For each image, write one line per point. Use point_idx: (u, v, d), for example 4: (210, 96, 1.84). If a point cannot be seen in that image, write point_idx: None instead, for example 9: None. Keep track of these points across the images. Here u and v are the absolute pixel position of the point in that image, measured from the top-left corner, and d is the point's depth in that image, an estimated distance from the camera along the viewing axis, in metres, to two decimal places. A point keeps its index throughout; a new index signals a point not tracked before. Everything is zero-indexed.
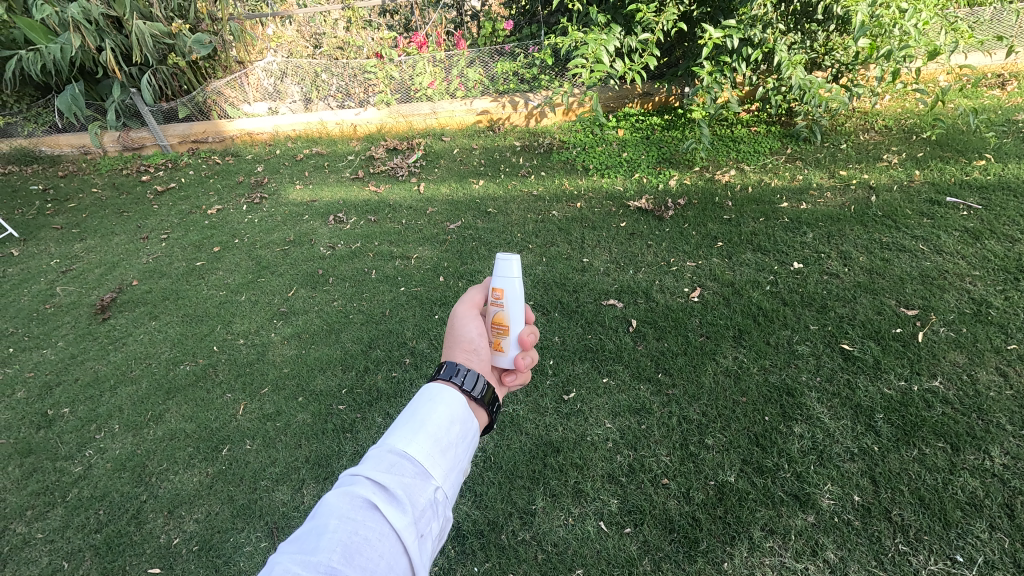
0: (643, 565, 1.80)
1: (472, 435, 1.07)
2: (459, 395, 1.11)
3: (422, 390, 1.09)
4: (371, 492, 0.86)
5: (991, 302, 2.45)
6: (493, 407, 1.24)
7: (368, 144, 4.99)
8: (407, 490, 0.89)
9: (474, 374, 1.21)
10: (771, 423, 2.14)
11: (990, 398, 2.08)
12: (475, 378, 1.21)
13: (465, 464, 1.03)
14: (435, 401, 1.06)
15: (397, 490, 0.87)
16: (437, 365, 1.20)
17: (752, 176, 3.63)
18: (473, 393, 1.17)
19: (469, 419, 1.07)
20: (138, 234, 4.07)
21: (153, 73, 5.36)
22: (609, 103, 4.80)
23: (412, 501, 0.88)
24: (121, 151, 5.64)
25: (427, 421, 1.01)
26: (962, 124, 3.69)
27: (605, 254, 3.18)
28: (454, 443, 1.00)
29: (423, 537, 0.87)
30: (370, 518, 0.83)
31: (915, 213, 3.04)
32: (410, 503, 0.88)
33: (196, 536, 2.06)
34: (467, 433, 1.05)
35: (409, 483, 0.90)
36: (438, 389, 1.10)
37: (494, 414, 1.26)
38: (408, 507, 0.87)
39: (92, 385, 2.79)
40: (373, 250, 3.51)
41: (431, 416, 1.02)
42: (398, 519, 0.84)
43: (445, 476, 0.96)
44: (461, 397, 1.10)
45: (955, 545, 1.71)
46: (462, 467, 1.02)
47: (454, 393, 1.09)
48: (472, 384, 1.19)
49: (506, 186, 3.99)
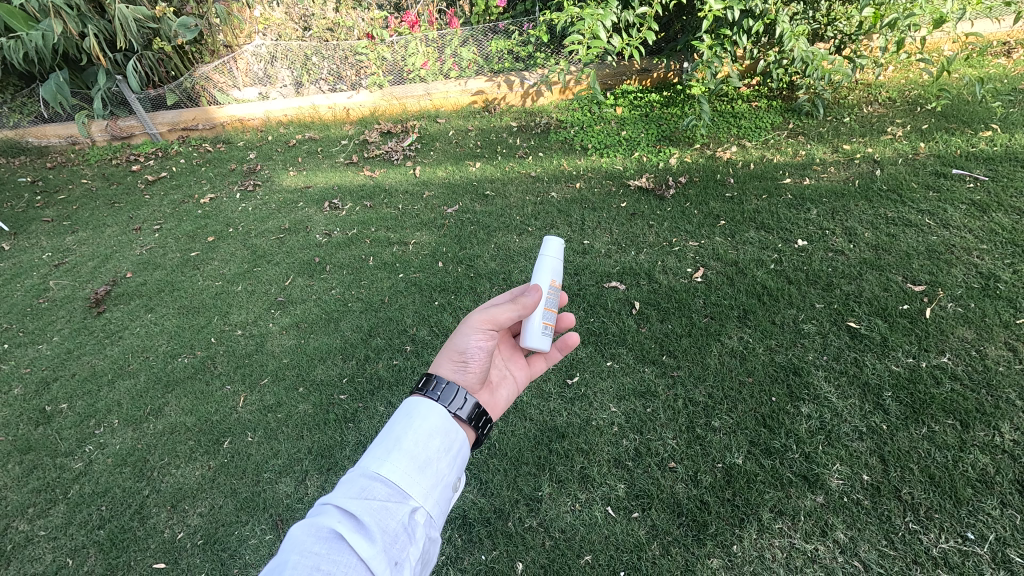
0: (652, 550, 1.79)
1: (457, 448, 1.07)
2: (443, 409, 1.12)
3: (402, 407, 1.10)
4: (337, 522, 0.86)
5: (999, 276, 2.41)
6: (478, 423, 1.26)
7: (362, 128, 4.89)
8: (377, 516, 0.88)
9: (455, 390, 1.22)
10: (778, 404, 2.12)
11: (1000, 373, 2.06)
12: (459, 394, 1.22)
13: (451, 478, 1.03)
14: (414, 418, 1.06)
15: (366, 518, 0.87)
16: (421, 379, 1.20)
17: (754, 152, 3.56)
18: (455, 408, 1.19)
19: (453, 431, 1.07)
20: (130, 225, 3.99)
21: (139, 59, 5.27)
22: (607, 80, 4.68)
23: (384, 527, 0.87)
24: (110, 142, 5.52)
25: (403, 440, 1.01)
26: (967, 95, 3.62)
27: (605, 235, 3.13)
28: (434, 459, 1.00)
29: (399, 562, 0.85)
30: (336, 549, 0.82)
31: (921, 186, 2.99)
32: (381, 530, 0.87)
33: (200, 530, 2.04)
34: (450, 447, 1.05)
35: (380, 508, 0.89)
36: (417, 405, 1.10)
37: (481, 429, 1.28)
38: (379, 534, 0.86)
39: (90, 380, 2.76)
40: (370, 237, 3.45)
41: (408, 435, 1.02)
42: (366, 548, 0.83)
43: (425, 494, 0.95)
44: (443, 411, 1.10)
45: (966, 522, 1.70)
46: (446, 482, 1.01)
47: (433, 407, 1.09)
48: (454, 400, 1.20)
49: (503, 167, 3.92)
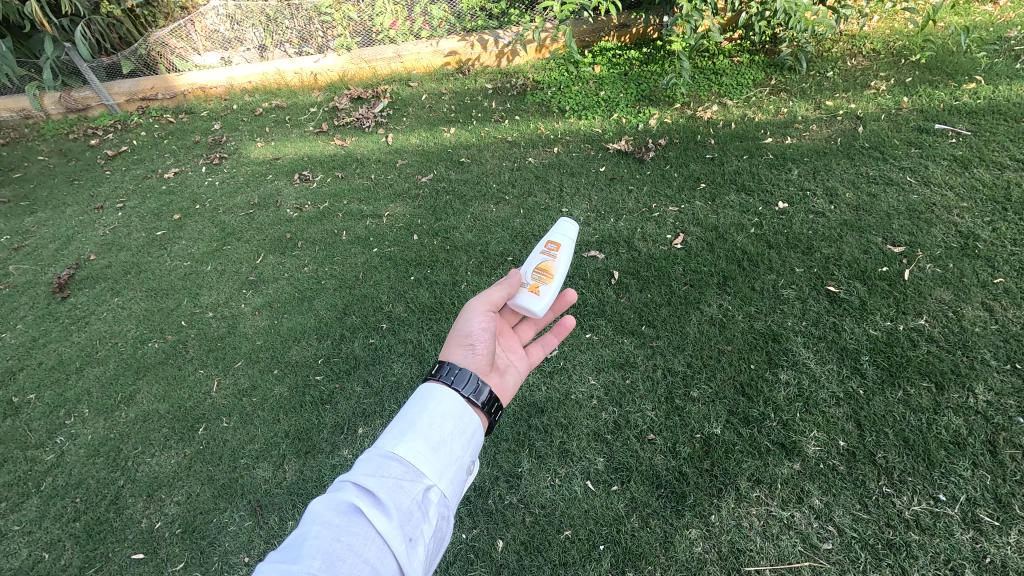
0: (631, 522, 1.80)
1: (472, 431, 1.10)
2: (458, 395, 1.15)
3: (416, 391, 1.14)
4: (355, 497, 0.91)
5: (979, 234, 2.39)
6: (490, 409, 1.24)
7: (330, 94, 4.67)
8: (392, 493, 0.92)
9: (468, 374, 1.23)
10: (756, 371, 2.11)
11: (976, 334, 2.06)
12: (473, 378, 1.23)
13: (466, 460, 1.05)
14: (427, 403, 1.09)
15: (381, 495, 0.91)
16: (435, 365, 1.23)
17: (735, 111, 3.46)
18: (469, 391, 1.19)
19: (466, 415, 1.10)
20: (91, 204, 3.82)
21: (87, 24, 4.89)
22: (585, 37, 4.46)
23: (399, 504, 0.91)
24: (65, 114, 5.17)
25: (418, 422, 1.05)
26: (952, 45, 3.53)
27: (584, 202, 3.05)
28: (447, 439, 1.03)
29: (413, 539, 0.88)
30: (354, 522, 0.87)
31: (903, 143, 2.93)
32: (397, 507, 0.90)
33: (178, 519, 2.03)
34: (464, 429, 1.07)
35: (395, 485, 0.93)
36: (432, 390, 1.13)
37: (493, 415, 1.26)
38: (394, 511, 0.89)
39: (57, 368, 2.68)
40: (342, 210, 3.33)
41: (422, 417, 1.06)
42: (383, 523, 0.87)
43: (439, 474, 0.98)
44: (457, 395, 1.13)
45: (938, 484, 1.72)
46: (461, 463, 1.04)
47: (447, 392, 1.13)
48: (468, 384, 1.21)
49: (479, 133, 3.78)
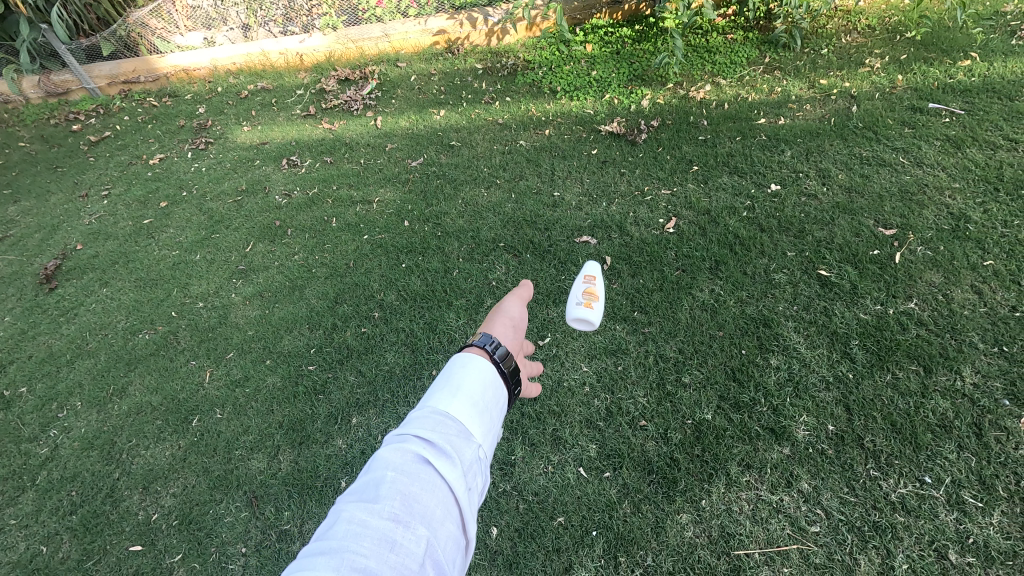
0: (623, 508, 1.82)
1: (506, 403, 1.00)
2: (493, 364, 1.04)
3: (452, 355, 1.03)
4: (420, 449, 0.79)
5: (970, 216, 2.39)
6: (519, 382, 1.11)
7: (317, 75, 4.57)
8: (451, 447, 0.81)
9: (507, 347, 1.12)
10: (747, 356, 2.12)
11: (965, 317, 2.07)
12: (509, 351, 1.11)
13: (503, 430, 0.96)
14: (465, 365, 0.98)
15: (445, 449, 0.80)
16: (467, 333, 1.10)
17: (728, 91, 3.41)
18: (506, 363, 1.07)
19: (501, 385, 1.01)
20: (76, 192, 3.76)
21: (64, 6, 4.75)
22: (576, 15, 4.35)
23: (459, 461, 0.80)
24: (45, 98, 5.01)
25: (463, 384, 0.94)
26: (948, 20, 3.47)
27: (576, 186, 3.02)
28: (491, 405, 0.94)
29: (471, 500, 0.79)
30: (423, 473, 0.76)
31: (897, 122, 2.91)
32: (459, 466, 0.80)
33: (175, 510, 2.04)
34: (500, 398, 0.98)
35: (454, 442, 0.82)
36: (468, 354, 1.02)
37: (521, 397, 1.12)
38: (457, 466, 0.79)
39: (48, 361, 2.67)
40: (331, 196, 3.29)
41: (466, 379, 0.95)
42: (451, 477, 0.77)
43: (486, 437, 0.89)
44: (494, 364, 1.03)
45: (923, 467, 1.75)
46: (500, 431, 0.95)
47: (483, 357, 1.02)
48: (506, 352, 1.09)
49: (469, 115, 3.72)
